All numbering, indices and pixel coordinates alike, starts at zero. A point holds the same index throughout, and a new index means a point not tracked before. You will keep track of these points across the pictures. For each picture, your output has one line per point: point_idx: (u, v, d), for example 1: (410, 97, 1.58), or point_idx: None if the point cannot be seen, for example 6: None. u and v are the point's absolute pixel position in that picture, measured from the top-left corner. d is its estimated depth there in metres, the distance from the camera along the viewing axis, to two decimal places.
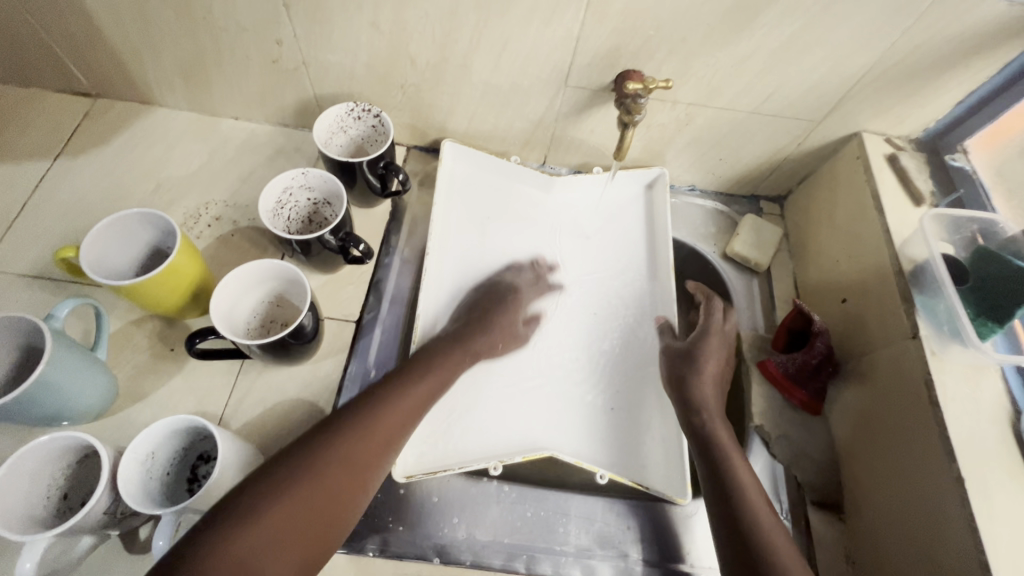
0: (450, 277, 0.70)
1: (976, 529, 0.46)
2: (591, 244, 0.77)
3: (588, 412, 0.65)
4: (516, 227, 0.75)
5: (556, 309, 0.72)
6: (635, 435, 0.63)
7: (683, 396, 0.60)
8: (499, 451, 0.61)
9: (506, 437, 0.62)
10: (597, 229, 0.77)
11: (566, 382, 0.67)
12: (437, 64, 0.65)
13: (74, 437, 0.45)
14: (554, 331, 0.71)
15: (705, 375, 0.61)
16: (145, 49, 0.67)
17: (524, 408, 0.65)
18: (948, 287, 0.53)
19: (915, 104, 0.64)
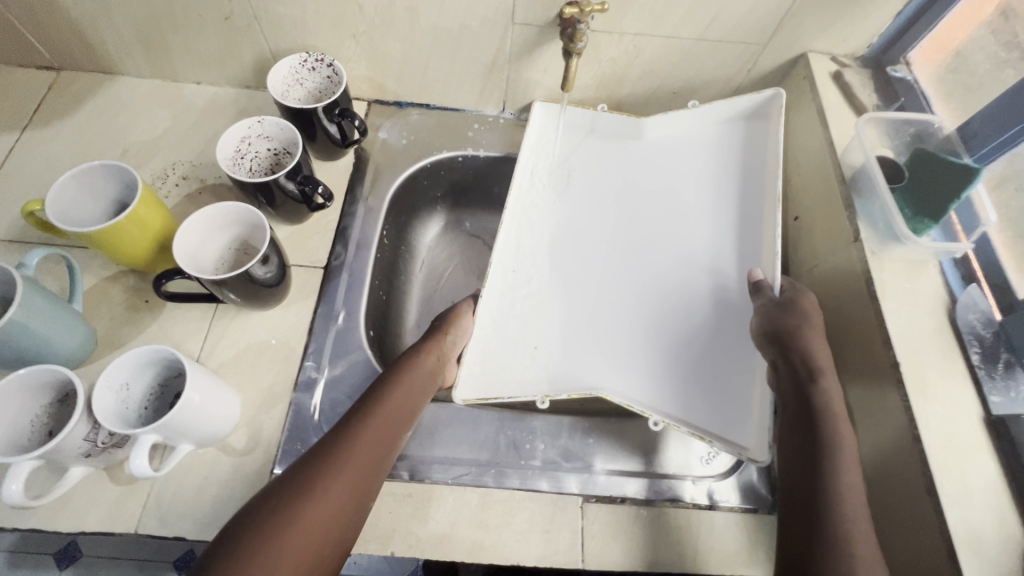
0: (529, 224, 0.73)
1: (910, 408, 0.48)
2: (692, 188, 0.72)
3: (660, 364, 0.63)
4: (598, 179, 0.76)
5: (637, 263, 0.71)
6: (717, 386, 0.61)
7: (790, 357, 0.52)
8: (545, 387, 0.62)
9: (564, 375, 0.64)
10: (695, 173, 0.72)
11: (648, 330, 0.66)
12: (384, 9, 0.66)
13: (50, 372, 0.48)
14: (631, 283, 0.70)
15: (814, 329, 0.53)
16: (99, 15, 0.68)
17: (585, 350, 0.66)
18: (883, 186, 0.55)
19: (856, 19, 0.65)
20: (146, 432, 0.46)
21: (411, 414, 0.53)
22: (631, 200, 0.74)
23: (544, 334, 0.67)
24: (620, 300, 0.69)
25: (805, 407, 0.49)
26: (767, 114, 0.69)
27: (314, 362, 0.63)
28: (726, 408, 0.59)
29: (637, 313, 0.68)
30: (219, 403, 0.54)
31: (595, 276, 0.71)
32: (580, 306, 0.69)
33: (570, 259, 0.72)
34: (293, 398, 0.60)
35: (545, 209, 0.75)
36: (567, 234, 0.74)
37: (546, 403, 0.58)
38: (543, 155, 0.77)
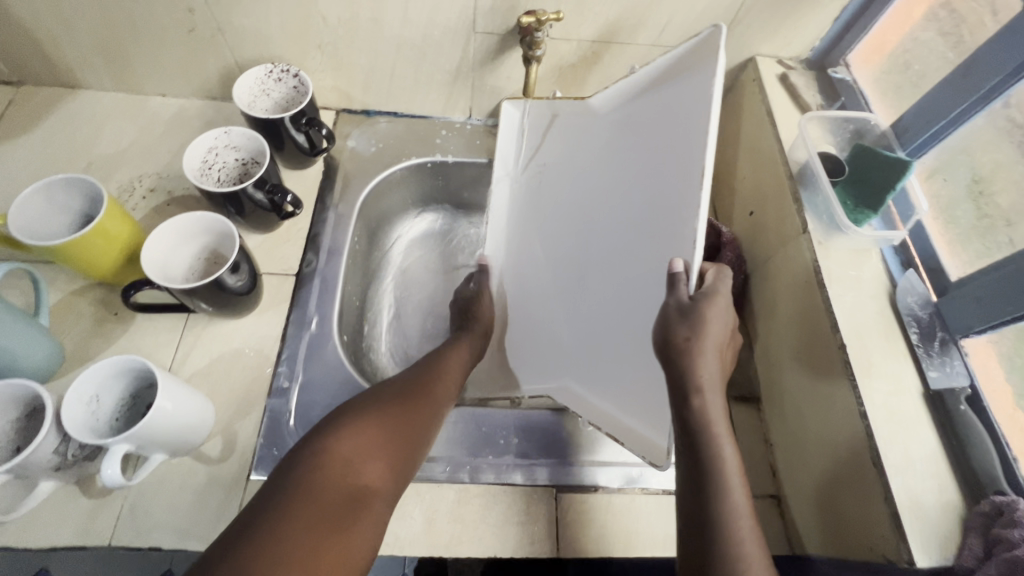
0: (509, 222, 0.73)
1: (855, 386, 0.51)
2: (644, 164, 0.54)
3: (596, 361, 0.59)
4: (558, 160, 0.67)
5: (594, 255, 0.60)
6: (640, 392, 0.53)
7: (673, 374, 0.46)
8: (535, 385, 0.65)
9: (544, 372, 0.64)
10: (645, 143, 0.55)
11: (604, 330, 0.58)
12: (348, 20, 0.67)
13: (18, 386, 0.48)
14: (589, 281, 0.60)
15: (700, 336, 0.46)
16: (59, 29, 0.68)
17: (552, 347, 0.64)
18: (824, 180, 0.59)
19: (797, 25, 0.69)
20: (118, 442, 0.47)
21: (459, 383, 0.60)
22: (580, 182, 0.64)
23: (526, 332, 0.67)
24: (574, 295, 0.63)
25: (690, 433, 0.45)
26: (713, 53, 0.46)
27: (287, 367, 0.63)
28: (645, 413, 0.52)
29: (589, 315, 0.60)
30: (193, 412, 0.54)
31: (563, 275, 0.64)
32: (550, 308, 0.65)
33: (536, 256, 0.68)
34: (267, 405, 0.61)
35: (522, 203, 0.71)
36: (535, 225, 0.69)
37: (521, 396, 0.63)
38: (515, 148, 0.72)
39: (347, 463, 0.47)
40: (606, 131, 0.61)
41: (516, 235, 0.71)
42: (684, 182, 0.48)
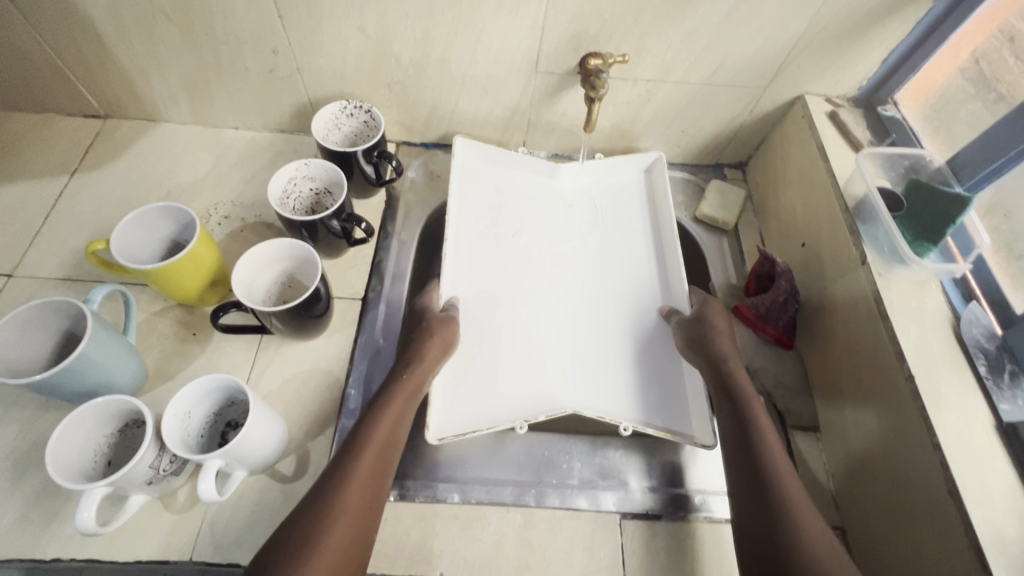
0: (474, 249, 0.78)
1: (927, 415, 0.52)
2: (603, 236, 0.83)
3: (608, 377, 0.70)
4: (524, 208, 0.83)
5: (579, 283, 0.79)
6: (656, 392, 0.69)
7: (704, 352, 0.64)
8: (519, 411, 0.66)
9: (526, 389, 0.69)
10: (622, 215, 0.84)
11: (559, 339, 0.73)
12: (419, 61, 0.72)
13: (119, 402, 0.50)
14: (540, 300, 0.77)
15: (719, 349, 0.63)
16: (153, 67, 0.74)
17: (524, 361, 0.71)
18: (885, 214, 0.60)
19: (845, 65, 0.72)
20: (213, 458, 0.49)
21: (399, 440, 0.54)
22: (551, 230, 0.82)
23: (490, 347, 0.71)
24: (555, 322, 0.75)
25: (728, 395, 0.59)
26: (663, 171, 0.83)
27: (356, 390, 0.65)
28: (669, 406, 0.68)
29: (592, 344, 0.73)
30: (273, 429, 0.57)
31: (562, 312, 0.76)
32: (531, 332, 0.74)
33: (525, 288, 0.77)
34: (338, 425, 0.63)
35: (485, 236, 0.79)
36: (508, 262, 0.79)
37: (524, 428, 0.62)
38: (471, 191, 0.81)
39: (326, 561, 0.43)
40: (551, 196, 0.85)
41: (488, 261, 0.78)
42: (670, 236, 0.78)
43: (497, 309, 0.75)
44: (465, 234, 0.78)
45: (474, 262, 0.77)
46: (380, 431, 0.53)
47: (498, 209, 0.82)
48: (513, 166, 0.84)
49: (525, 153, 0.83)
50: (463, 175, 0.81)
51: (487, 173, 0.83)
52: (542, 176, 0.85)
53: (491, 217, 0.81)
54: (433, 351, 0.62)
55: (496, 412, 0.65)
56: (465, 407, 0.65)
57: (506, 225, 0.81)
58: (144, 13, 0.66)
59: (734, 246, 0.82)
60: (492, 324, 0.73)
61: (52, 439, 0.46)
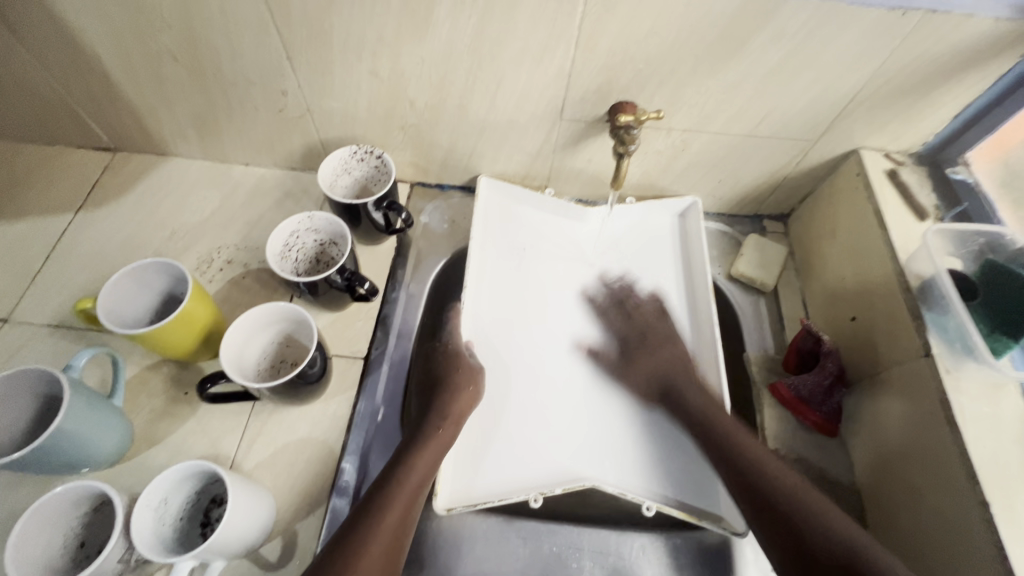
0: (493, 298, 0.72)
1: (1006, 558, 0.44)
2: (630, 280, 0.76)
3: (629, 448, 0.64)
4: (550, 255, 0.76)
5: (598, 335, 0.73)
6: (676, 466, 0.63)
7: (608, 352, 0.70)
8: (539, 482, 0.61)
9: (547, 461, 0.63)
10: (650, 263, 0.77)
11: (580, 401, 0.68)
12: (435, 105, 0.67)
13: (87, 487, 0.46)
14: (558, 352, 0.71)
15: (656, 357, 0.67)
16: (161, 105, 0.71)
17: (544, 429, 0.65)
18: (957, 303, 0.53)
19: (909, 121, 0.64)
20: (184, 559, 0.45)
21: (422, 496, 0.52)
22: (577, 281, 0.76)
23: (509, 411, 0.65)
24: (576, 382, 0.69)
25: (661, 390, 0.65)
26: (698, 219, 0.75)
27: (351, 464, 0.60)
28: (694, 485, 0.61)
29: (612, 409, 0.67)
30: (258, 514, 0.52)
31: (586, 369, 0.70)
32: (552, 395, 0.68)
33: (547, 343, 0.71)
34: (329, 504, 0.58)
35: (506, 283, 0.73)
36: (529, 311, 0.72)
37: (539, 501, 0.57)
38: (494, 233, 0.75)
39: None
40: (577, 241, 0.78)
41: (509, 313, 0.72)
42: (705, 293, 0.72)
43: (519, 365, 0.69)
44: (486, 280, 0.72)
45: (495, 315, 0.71)
46: (405, 484, 0.51)
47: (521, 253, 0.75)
48: (539, 208, 0.77)
49: (553, 196, 0.77)
50: (486, 221, 0.74)
51: (508, 217, 0.76)
52: (568, 219, 0.78)
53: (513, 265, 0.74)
54: (461, 408, 0.60)
55: (515, 483, 0.60)
56: (494, 477, 0.60)
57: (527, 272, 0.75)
58: (151, 53, 0.63)
59: (773, 310, 0.75)
60: (515, 386, 0.67)
61: (10, 539, 0.43)
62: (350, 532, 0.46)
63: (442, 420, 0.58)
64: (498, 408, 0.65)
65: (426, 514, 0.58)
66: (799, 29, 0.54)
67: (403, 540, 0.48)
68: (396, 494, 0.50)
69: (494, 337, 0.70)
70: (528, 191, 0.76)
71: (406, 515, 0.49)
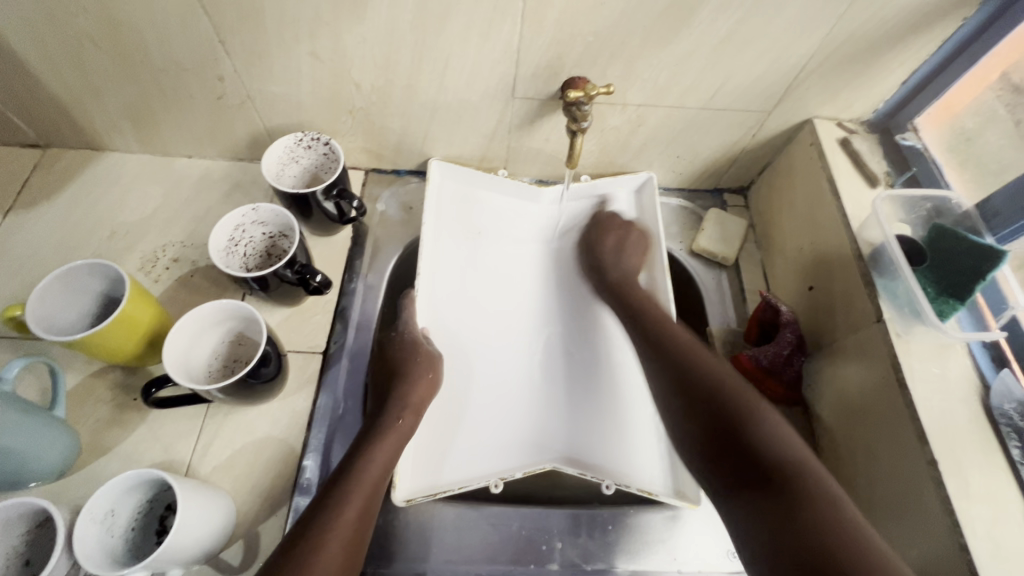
0: (448, 283, 0.72)
1: (954, 514, 0.45)
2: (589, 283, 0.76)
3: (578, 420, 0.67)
4: (503, 242, 0.78)
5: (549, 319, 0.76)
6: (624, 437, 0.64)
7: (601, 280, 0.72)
8: (499, 468, 0.61)
9: (502, 444, 0.64)
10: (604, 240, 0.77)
11: (530, 390, 0.70)
12: (382, 86, 0.64)
13: (25, 503, 0.44)
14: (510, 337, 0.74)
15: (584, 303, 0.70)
16: (88, 96, 0.66)
17: (498, 412, 0.67)
18: (905, 268, 0.54)
19: (859, 88, 0.65)
20: (135, 571, 0.43)
21: (384, 483, 0.51)
22: (526, 268, 0.78)
23: (466, 396, 0.67)
24: (526, 367, 0.72)
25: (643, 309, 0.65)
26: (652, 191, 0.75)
27: (314, 461, 0.59)
28: (645, 459, 0.62)
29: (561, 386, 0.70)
30: (214, 519, 0.50)
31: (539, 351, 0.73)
32: (504, 380, 0.70)
33: (499, 330, 0.74)
34: (292, 503, 0.57)
35: (460, 268, 0.74)
36: (482, 298, 0.74)
37: (499, 487, 0.57)
38: (446, 218, 0.74)
39: None
40: (530, 224, 0.78)
41: (463, 300, 0.73)
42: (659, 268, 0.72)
43: (474, 350, 0.71)
44: (441, 264, 0.72)
45: (451, 299, 0.72)
46: (366, 471, 0.50)
47: (476, 238, 0.76)
48: (494, 190, 0.76)
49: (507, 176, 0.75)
50: (439, 208, 0.73)
51: (463, 202, 0.75)
52: (523, 203, 0.78)
53: (466, 251, 0.75)
54: (420, 396, 0.59)
55: (472, 470, 0.60)
56: (458, 463, 0.61)
57: (483, 256, 0.76)
58: (68, 39, 0.58)
59: (734, 283, 0.75)
60: (475, 369, 0.69)
61: None
62: (309, 525, 0.45)
63: (402, 410, 0.57)
64: (454, 392, 0.66)
65: (392, 506, 0.58)
66: None
67: (363, 530, 0.47)
68: (357, 483, 0.49)
69: (449, 324, 0.70)
70: (482, 173, 0.75)
71: (366, 503, 0.49)
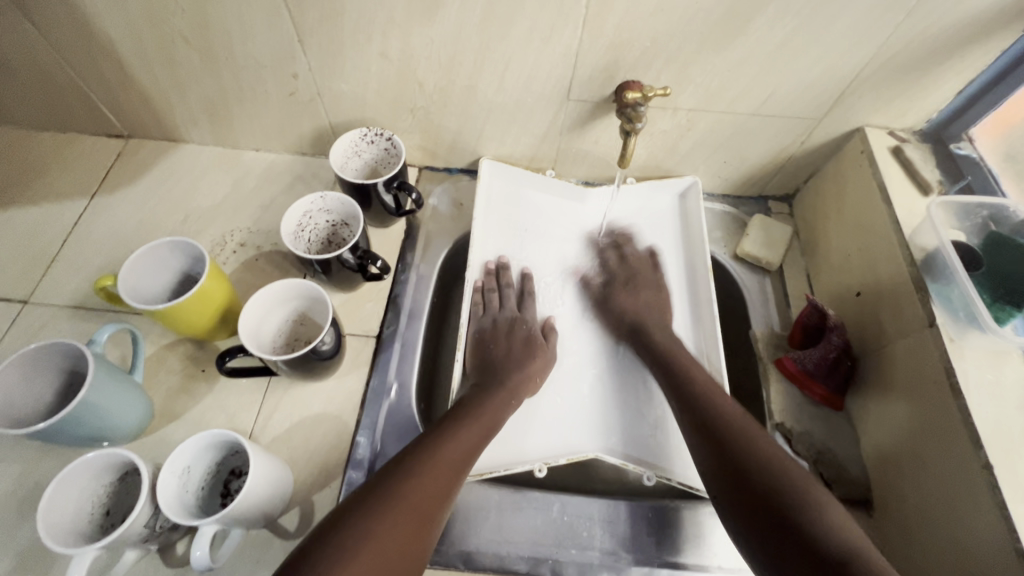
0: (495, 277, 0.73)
1: (1009, 518, 0.45)
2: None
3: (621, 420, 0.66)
4: (550, 238, 0.78)
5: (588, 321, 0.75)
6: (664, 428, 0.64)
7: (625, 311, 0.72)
8: (542, 455, 0.62)
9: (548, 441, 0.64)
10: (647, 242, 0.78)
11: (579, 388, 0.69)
12: (444, 86, 0.68)
13: (113, 454, 0.48)
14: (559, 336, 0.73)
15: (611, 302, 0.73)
16: (174, 90, 0.72)
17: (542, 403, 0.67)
18: (961, 272, 0.53)
19: (913, 97, 0.65)
20: (207, 523, 0.46)
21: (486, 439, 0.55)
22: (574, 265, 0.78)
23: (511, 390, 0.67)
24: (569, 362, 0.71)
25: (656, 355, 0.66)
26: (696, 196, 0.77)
27: (365, 438, 0.61)
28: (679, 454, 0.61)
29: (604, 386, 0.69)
30: (276, 484, 0.53)
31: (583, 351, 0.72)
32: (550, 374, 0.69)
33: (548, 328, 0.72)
34: (345, 477, 0.59)
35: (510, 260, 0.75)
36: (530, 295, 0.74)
37: (544, 471, 0.58)
38: (494, 215, 0.77)
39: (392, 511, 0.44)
40: (576, 222, 0.80)
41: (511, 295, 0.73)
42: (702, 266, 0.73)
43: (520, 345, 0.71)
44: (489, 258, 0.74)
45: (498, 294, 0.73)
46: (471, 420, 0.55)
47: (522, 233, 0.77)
48: (541, 191, 0.79)
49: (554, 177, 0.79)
50: (488, 204, 0.76)
51: (512, 200, 0.78)
52: (569, 203, 0.80)
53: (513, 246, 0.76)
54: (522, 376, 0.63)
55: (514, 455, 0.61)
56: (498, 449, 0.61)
57: (530, 251, 0.77)
58: (163, 37, 0.64)
59: (778, 287, 0.76)
60: None
61: (42, 502, 0.44)
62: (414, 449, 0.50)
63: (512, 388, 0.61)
64: None
65: None
66: (803, 5, 0.55)
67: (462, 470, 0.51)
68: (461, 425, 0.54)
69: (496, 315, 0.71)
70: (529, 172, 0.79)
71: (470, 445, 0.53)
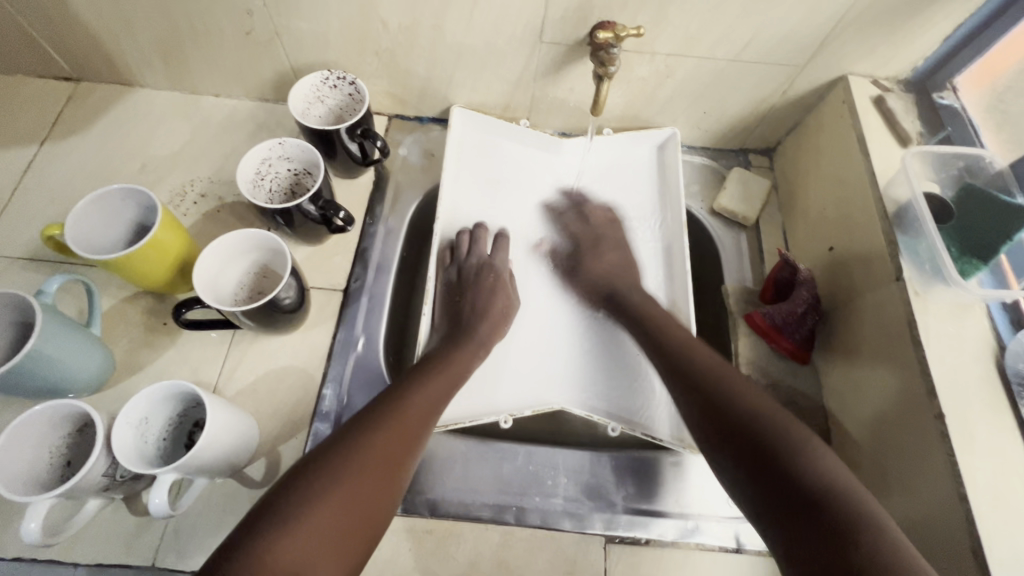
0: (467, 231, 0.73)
1: (956, 465, 0.46)
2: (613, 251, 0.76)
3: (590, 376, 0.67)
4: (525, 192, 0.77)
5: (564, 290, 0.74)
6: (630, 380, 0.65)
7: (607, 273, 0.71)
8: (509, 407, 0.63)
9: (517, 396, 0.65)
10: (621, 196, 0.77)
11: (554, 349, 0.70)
12: (410, 26, 0.64)
13: (66, 404, 0.47)
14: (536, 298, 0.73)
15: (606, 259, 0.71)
16: (119, 28, 0.67)
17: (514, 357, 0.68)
18: (930, 225, 0.53)
19: (900, 43, 0.62)
20: (166, 472, 0.46)
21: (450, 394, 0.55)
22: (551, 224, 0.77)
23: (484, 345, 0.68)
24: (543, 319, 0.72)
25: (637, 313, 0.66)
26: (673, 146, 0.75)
27: (333, 390, 0.61)
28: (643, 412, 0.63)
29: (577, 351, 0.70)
30: (240, 435, 0.53)
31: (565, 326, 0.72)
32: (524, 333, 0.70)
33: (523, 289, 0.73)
34: (312, 428, 0.59)
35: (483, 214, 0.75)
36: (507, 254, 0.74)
37: (509, 422, 0.59)
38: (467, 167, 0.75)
39: (353, 468, 0.43)
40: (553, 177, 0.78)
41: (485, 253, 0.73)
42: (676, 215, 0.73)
43: None
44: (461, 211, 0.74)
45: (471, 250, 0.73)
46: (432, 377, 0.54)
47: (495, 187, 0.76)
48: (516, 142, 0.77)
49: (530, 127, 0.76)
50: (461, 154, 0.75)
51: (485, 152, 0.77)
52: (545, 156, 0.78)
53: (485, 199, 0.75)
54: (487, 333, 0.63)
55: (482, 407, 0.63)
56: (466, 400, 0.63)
57: (502, 205, 0.76)
58: None
59: (753, 241, 0.75)
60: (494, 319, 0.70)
61: None
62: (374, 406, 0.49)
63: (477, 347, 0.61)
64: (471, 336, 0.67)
65: None
66: None
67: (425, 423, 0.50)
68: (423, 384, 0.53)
69: None
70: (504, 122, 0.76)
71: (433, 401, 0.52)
